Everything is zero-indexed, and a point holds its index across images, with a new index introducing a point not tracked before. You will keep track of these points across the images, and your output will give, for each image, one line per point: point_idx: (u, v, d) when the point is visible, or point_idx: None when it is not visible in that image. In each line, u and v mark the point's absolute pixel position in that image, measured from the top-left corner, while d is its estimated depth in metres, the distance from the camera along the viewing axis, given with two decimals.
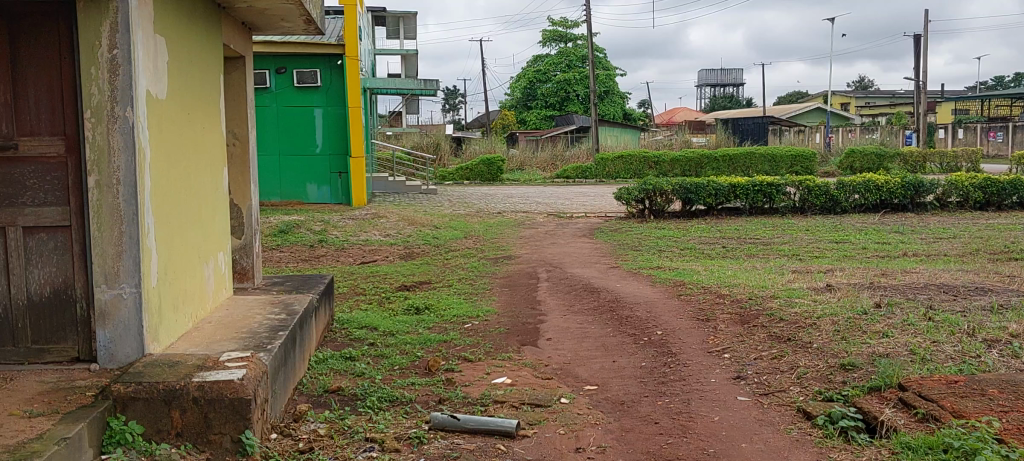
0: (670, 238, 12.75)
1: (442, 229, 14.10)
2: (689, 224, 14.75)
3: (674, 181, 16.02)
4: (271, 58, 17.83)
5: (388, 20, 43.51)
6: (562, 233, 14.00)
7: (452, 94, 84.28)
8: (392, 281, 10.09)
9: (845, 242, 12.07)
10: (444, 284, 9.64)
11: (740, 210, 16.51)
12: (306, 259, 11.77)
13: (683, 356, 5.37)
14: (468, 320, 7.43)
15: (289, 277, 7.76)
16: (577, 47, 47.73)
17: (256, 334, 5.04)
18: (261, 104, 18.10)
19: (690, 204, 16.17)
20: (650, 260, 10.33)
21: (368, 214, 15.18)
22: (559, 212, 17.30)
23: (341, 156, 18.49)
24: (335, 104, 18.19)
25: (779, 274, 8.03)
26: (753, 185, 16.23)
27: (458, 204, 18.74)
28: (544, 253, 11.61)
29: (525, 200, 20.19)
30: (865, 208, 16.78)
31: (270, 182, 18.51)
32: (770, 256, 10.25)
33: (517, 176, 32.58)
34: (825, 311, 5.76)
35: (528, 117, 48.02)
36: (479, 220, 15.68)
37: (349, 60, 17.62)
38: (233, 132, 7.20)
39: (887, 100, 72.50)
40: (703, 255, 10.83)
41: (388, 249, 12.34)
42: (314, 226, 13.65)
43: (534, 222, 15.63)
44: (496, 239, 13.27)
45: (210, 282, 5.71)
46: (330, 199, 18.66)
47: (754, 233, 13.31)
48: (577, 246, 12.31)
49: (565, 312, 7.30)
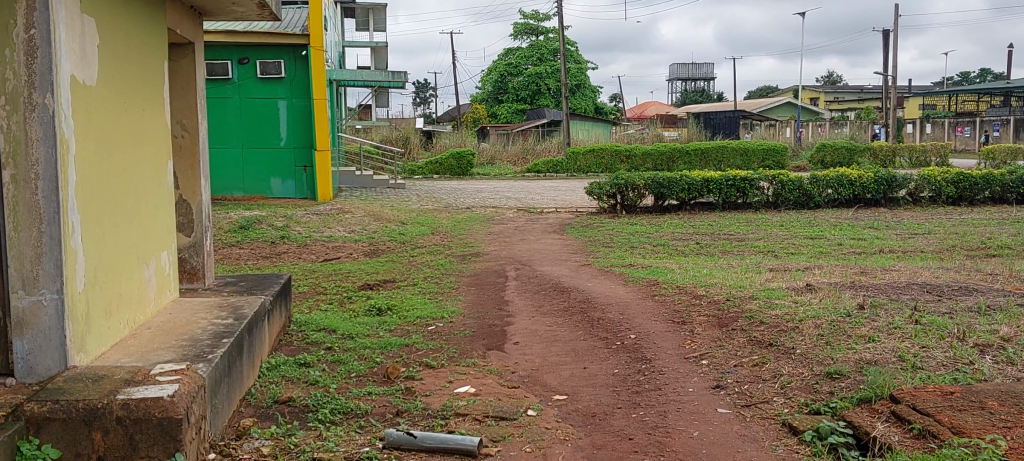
0: (642, 234, 12.45)
1: (409, 225, 13.71)
2: (662, 219, 14.48)
3: (646, 175, 15.75)
4: (233, 48, 17.29)
5: (358, 12, 42.92)
6: (532, 229, 13.66)
7: (424, 87, 84.02)
8: (355, 279, 9.69)
9: (820, 238, 11.85)
10: (410, 283, 9.27)
11: (713, 205, 16.27)
12: (266, 256, 11.33)
13: (658, 362, 5.05)
14: (432, 322, 7.06)
15: (243, 277, 7.34)
16: (548, 41, 47.42)
17: (197, 342, 4.64)
18: (222, 95, 17.53)
19: (662, 199, 15.92)
20: (622, 257, 10.02)
21: (332, 209, 14.73)
22: (529, 207, 16.95)
23: (307, 148, 18.04)
24: (300, 95, 17.71)
25: (756, 273, 7.75)
26: (726, 179, 16.02)
27: (426, 199, 18.35)
28: (513, 249, 11.25)
29: (495, 195, 19.83)
30: (838, 202, 16.63)
31: (232, 176, 18.00)
32: (746, 253, 9.98)
33: (488, 170, 32.21)
34: (808, 314, 5.47)
35: (498, 111, 47.52)
36: (448, 215, 15.30)
37: (314, 50, 17.15)
38: (182, 123, 6.76)
39: (856, 96, 72.95)
40: (676, 251, 10.54)
41: (353, 246, 11.93)
42: (276, 221, 13.18)
43: (503, 218, 15.27)
44: (465, 235, 12.91)
45: (150, 283, 5.30)
46: (295, 194, 18.24)
47: (728, 229, 13.05)
48: (547, 242, 11.99)
49: (534, 313, 6.95)
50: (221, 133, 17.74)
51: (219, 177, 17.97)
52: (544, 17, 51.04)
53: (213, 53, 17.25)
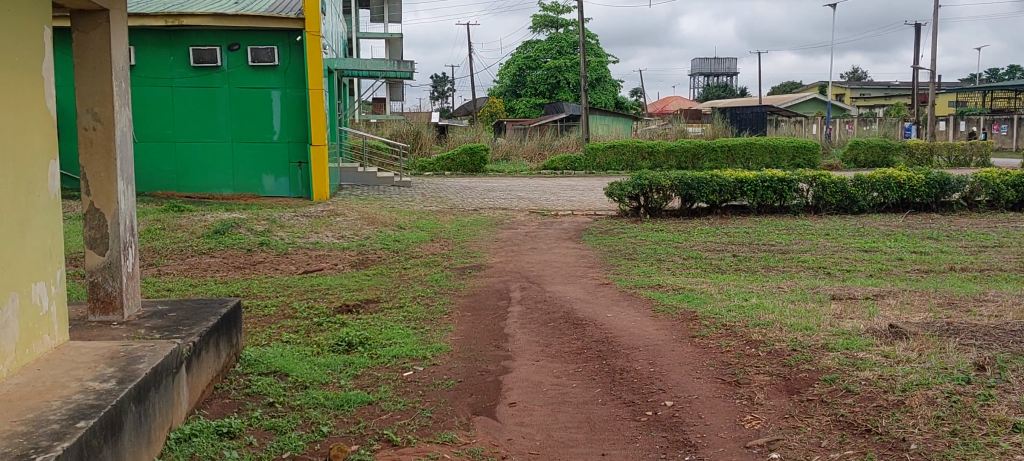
0: (670, 243, 10.93)
1: (408, 230, 12.26)
2: (692, 225, 12.95)
3: (672, 175, 14.23)
4: (223, 34, 15.99)
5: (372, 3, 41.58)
6: (545, 235, 12.18)
7: (442, 81, 82.80)
8: (333, 298, 8.23)
9: (876, 251, 10.30)
10: (395, 304, 7.80)
11: (747, 208, 14.73)
12: (239, 266, 9.91)
13: (706, 453, 3.58)
14: (409, 366, 5.59)
15: (178, 305, 5.92)
16: (568, 34, 45.85)
17: (38, 429, 3.19)
18: (211, 85, 16.21)
19: (690, 201, 14.36)
20: (647, 275, 8.52)
21: (323, 211, 13.32)
22: (543, 209, 15.46)
23: (302, 143, 16.58)
24: (294, 85, 16.31)
25: (818, 304, 6.22)
26: (762, 180, 14.48)
27: (431, 199, 16.89)
28: (521, 262, 9.78)
29: (507, 195, 18.33)
30: (885, 207, 15.03)
31: (220, 172, 16.59)
32: (795, 274, 8.46)
33: (502, 166, 30.68)
34: (913, 379, 3.96)
35: (516, 106, 45.99)
36: (452, 218, 13.86)
37: (309, 36, 15.74)
38: (92, 113, 5.35)
39: (882, 92, 70.92)
40: (709, 268, 9.02)
41: (339, 255, 10.49)
42: (258, 224, 11.76)
43: (514, 221, 13.80)
44: (467, 243, 11.45)
45: (8, 330, 3.86)
46: (289, 192, 16.76)
47: (767, 238, 11.53)
48: (561, 253, 10.48)
49: (539, 356, 5.45)
50: (209, 126, 16.38)
51: (207, 174, 16.57)
52: (564, 9, 49.40)
53: (200, 38, 15.97)
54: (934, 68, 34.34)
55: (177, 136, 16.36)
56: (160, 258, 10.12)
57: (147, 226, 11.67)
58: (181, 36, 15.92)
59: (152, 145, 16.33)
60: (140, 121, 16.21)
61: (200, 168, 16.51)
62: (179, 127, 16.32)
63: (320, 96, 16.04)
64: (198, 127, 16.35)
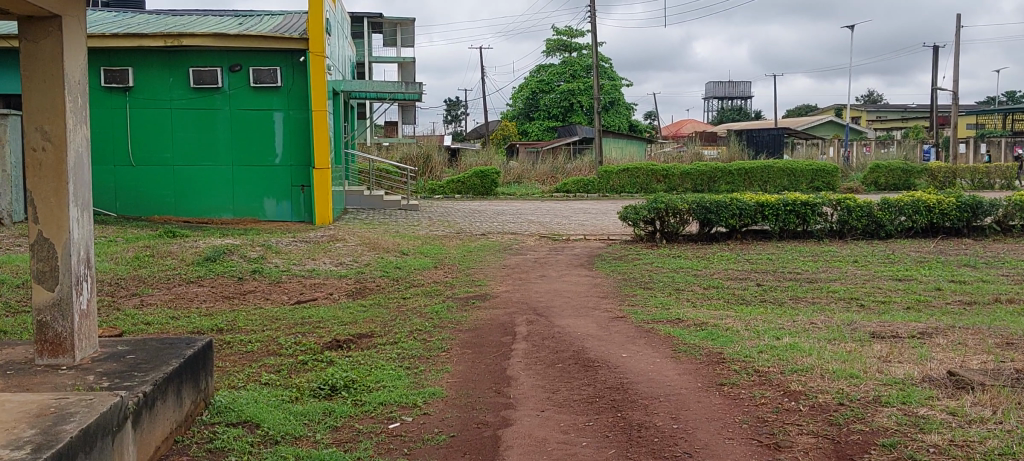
0: (688, 271, 10.26)
1: (410, 256, 11.64)
2: (711, 251, 12.28)
3: (689, 198, 13.57)
4: (224, 54, 15.50)
5: (385, 27, 41.33)
6: (555, 262, 11.52)
7: (455, 105, 82.57)
8: (323, 332, 7.60)
9: (911, 280, 9.59)
10: (389, 339, 7.15)
11: (768, 233, 14.05)
12: (228, 296, 9.30)
13: None
14: (397, 417, 4.92)
15: (140, 347, 5.29)
16: (581, 57, 45.37)
17: None
18: (211, 107, 15.70)
19: (709, 226, 13.68)
20: (665, 307, 7.84)
21: (323, 237, 12.75)
22: (555, 234, 14.80)
23: (304, 166, 16.02)
24: (297, 106, 15.79)
25: (859, 344, 5.54)
26: (784, 204, 13.84)
27: (438, 223, 16.28)
28: (529, 291, 9.13)
29: (517, 219, 17.70)
30: (913, 232, 14.30)
31: (220, 195, 16.03)
32: (827, 308, 7.77)
33: (513, 189, 30.09)
34: (993, 449, 3.28)
35: (529, 129, 45.48)
36: (458, 244, 13.24)
37: (312, 56, 15.23)
38: (43, 131, 4.73)
39: (898, 115, 70.15)
40: (731, 301, 8.35)
41: (336, 284, 9.87)
42: (252, 251, 11.17)
43: (523, 247, 13.17)
44: (473, 270, 10.80)
45: None
46: (291, 217, 16.18)
47: (792, 265, 10.86)
48: (572, 281, 9.83)
49: (545, 405, 4.77)
50: (209, 149, 15.85)
51: (206, 198, 16.01)
52: (578, 32, 49.02)
53: (201, 58, 15.49)
54: (956, 90, 33.60)
55: (176, 159, 15.83)
56: (146, 287, 9.54)
57: (136, 252, 11.11)
58: (181, 56, 15.45)
59: (150, 168, 15.80)
60: (138, 144, 15.69)
61: (199, 192, 15.96)
62: (178, 150, 15.80)
63: (323, 117, 15.48)
64: (197, 149, 15.82)
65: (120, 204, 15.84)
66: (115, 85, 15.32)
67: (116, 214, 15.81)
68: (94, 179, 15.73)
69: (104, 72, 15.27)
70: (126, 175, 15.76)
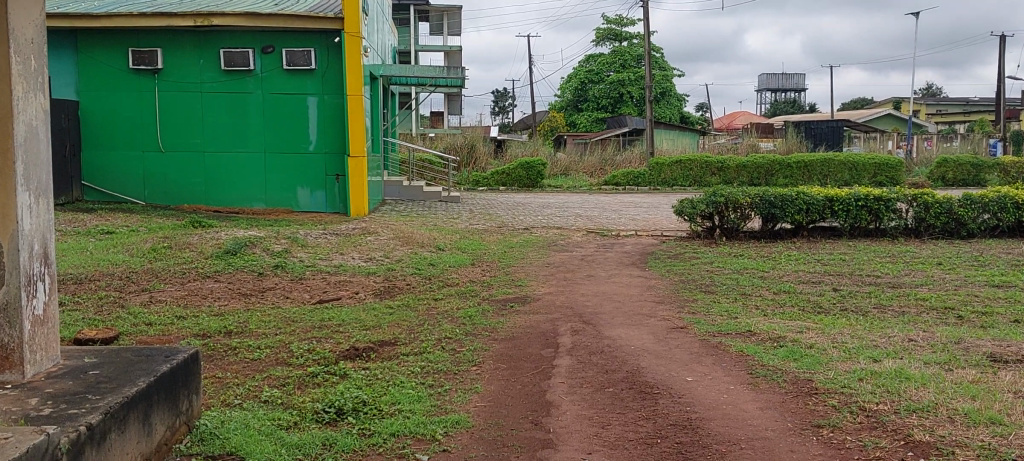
0: (754, 273, 9.21)
1: (446, 252, 10.74)
2: (777, 251, 11.21)
3: (752, 192, 12.49)
4: (258, 35, 14.78)
5: (431, 16, 40.56)
6: (604, 260, 10.54)
7: (502, 97, 81.75)
8: (342, 338, 6.72)
9: (1011, 287, 8.44)
10: (415, 349, 6.24)
11: (838, 231, 12.92)
12: (245, 294, 8.46)
13: None
14: (409, 454, 4.00)
15: (110, 359, 4.46)
16: (632, 47, 44.10)
17: None
18: (243, 91, 14.99)
19: (773, 222, 12.60)
20: (731, 318, 6.83)
21: (355, 229, 11.94)
22: (603, 229, 13.80)
23: (340, 154, 15.21)
24: (332, 91, 14.99)
25: (982, 373, 4.50)
26: (855, 199, 12.72)
27: (479, 216, 15.39)
28: (575, 294, 8.17)
29: (563, 212, 16.72)
30: (999, 231, 13.04)
31: (252, 184, 15.30)
32: (921, 321, 6.69)
33: (560, 181, 29.04)
34: None
35: (577, 120, 44.44)
36: (498, 238, 12.32)
37: (349, 37, 14.40)
38: None
39: (961, 108, 67.54)
40: (807, 311, 7.31)
41: (362, 281, 8.99)
42: (276, 244, 10.34)
43: (569, 243, 12.21)
44: (514, 269, 9.86)
45: None
46: (325, 207, 15.39)
47: (870, 268, 9.75)
48: (623, 282, 8.85)
49: (592, 445, 3.82)
50: (241, 135, 15.13)
51: (238, 186, 15.29)
52: (628, 21, 47.79)
53: (233, 40, 14.79)
54: None
55: (206, 146, 15.14)
56: (158, 283, 8.75)
57: (153, 244, 10.34)
58: (213, 37, 14.79)
59: (179, 155, 15.13)
60: (167, 129, 15.03)
61: (230, 179, 15.25)
62: (208, 136, 15.10)
63: (359, 102, 14.65)
64: (228, 135, 15.11)
65: (148, 192, 15.22)
66: (144, 67, 14.71)
67: (144, 203, 15.19)
68: (122, 165, 15.10)
69: (132, 53, 14.67)
70: (154, 162, 15.11)
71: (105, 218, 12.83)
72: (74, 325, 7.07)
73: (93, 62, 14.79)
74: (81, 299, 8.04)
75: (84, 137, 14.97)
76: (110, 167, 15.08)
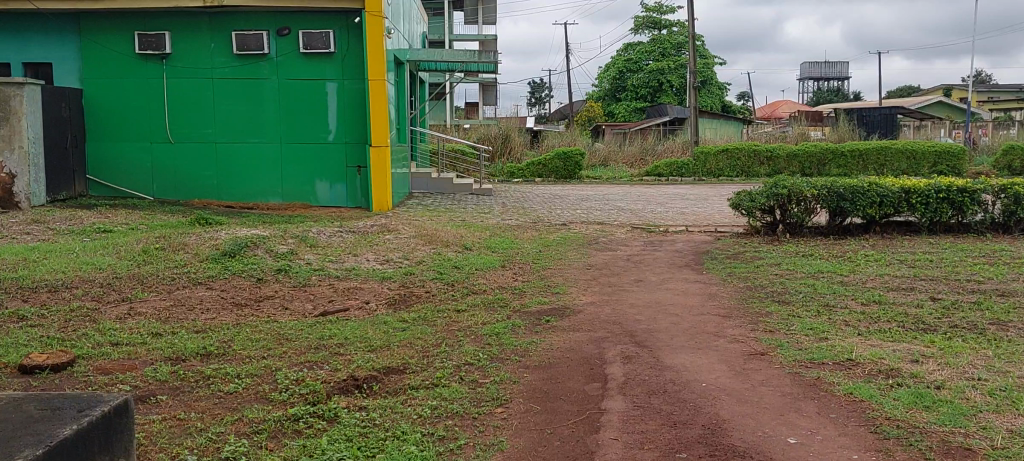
0: (832, 279, 7.87)
1: (473, 252, 9.53)
2: (851, 249, 9.85)
3: (818, 183, 11.13)
4: (273, 17, 13.69)
5: (466, 4, 39.35)
6: (654, 261, 9.26)
7: (538, 88, 80.52)
8: (340, 363, 5.51)
9: None
10: (426, 380, 5.01)
11: (916, 226, 11.51)
12: (239, 304, 7.29)
13: None
14: None
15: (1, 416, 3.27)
16: (672, 34, 42.56)
17: None
18: (258, 76, 13.89)
19: (842, 217, 11.22)
20: (819, 340, 5.51)
21: (374, 226, 10.76)
22: (650, 224, 12.49)
23: (361, 143, 14.06)
24: (353, 76, 13.84)
25: None
26: (935, 190, 11.30)
27: (514, 210, 14.17)
28: (624, 305, 6.90)
29: (604, 206, 15.43)
30: None
31: (268, 177, 14.20)
32: None
33: (599, 172, 27.70)
34: None
35: (616, 110, 43.03)
36: (533, 236, 11.08)
37: (370, 17, 13.18)
38: None
39: (1015, 96, 64.88)
40: (910, 329, 5.96)
41: (375, 289, 7.78)
42: (282, 245, 9.18)
43: (613, 240, 10.96)
44: (550, 272, 8.61)
45: None
46: (347, 201, 14.25)
47: (969, 270, 8.38)
48: (678, 288, 7.57)
49: None
50: (256, 125, 14.04)
51: (254, 180, 14.20)
52: (668, 9, 46.24)
53: (247, 23, 13.71)
54: None
55: (218, 136, 14.07)
56: (141, 291, 7.62)
57: (146, 245, 9.22)
58: (225, 19, 13.71)
59: (190, 146, 14.08)
60: (176, 118, 13.99)
61: (245, 173, 14.18)
62: (221, 126, 14.04)
63: (382, 87, 13.43)
64: (242, 125, 14.03)
65: (158, 187, 14.21)
66: (151, 52, 13.64)
67: (153, 198, 14.19)
68: (130, 159, 14.10)
69: (138, 36, 13.61)
70: (163, 153, 14.09)
71: (105, 216, 11.79)
72: (26, 344, 5.93)
73: (97, 47, 13.78)
74: (47, 312, 6.91)
75: (89, 129, 13.99)
76: (116, 159, 14.08)
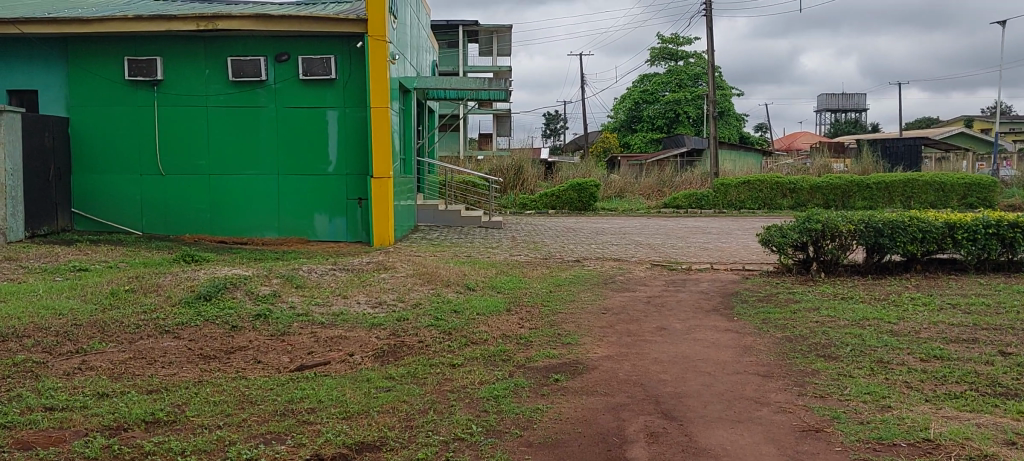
0: (881, 328, 6.91)
1: (476, 294, 8.62)
2: (894, 291, 8.89)
3: (854, 218, 10.20)
4: (272, 42, 12.97)
5: (480, 36, 38.75)
6: (677, 305, 8.32)
7: (553, 120, 79.91)
8: (306, 435, 4.60)
9: None
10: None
11: (961, 265, 10.54)
12: (206, 357, 6.41)
13: None
14: None
15: None
16: (689, 65, 41.84)
17: None
18: (254, 104, 13.14)
19: (880, 254, 10.28)
20: (883, 410, 4.57)
21: (370, 264, 9.90)
22: (670, 262, 11.55)
23: (363, 175, 13.24)
24: (355, 103, 13.05)
25: None
26: (982, 225, 10.34)
27: (524, 245, 13.28)
28: (645, 359, 5.96)
29: (619, 240, 14.52)
30: None
31: (263, 210, 13.39)
32: None
33: (614, 204, 26.83)
34: None
35: (631, 141, 42.21)
36: (543, 274, 10.17)
37: (371, 41, 12.41)
38: None
39: None
40: (986, 394, 5.00)
41: (361, 338, 6.88)
42: (265, 286, 8.31)
43: (630, 280, 10.03)
44: (561, 317, 7.68)
45: None
46: (347, 236, 13.40)
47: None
48: (706, 339, 6.63)
49: None
50: (251, 155, 13.26)
51: (248, 213, 13.39)
52: (684, 40, 45.58)
53: (244, 48, 13.00)
54: None
55: (212, 167, 13.30)
56: (100, 341, 6.75)
57: (115, 287, 8.36)
58: (221, 44, 13.00)
59: (182, 178, 13.30)
60: (167, 148, 13.24)
61: (240, 205, 13.38)
62: (215, 156, 13.27)
63: (385, 115, 12.62)
64: (237, 155, 13.26)
65: (147, 220, 13.43)
66: (142, 78, 12.94)
67: (142, 233, 13.39)
68: (119, 191, 13.34)
69: (128, 63, 12.91)
70: (154, 186, 13.32)
71: (84, 252, 10.99)
72: None
73: (87, 74, 13.09)
74: None
75: (77, 160, 13.27)
76: (104, 191, 13.33)
